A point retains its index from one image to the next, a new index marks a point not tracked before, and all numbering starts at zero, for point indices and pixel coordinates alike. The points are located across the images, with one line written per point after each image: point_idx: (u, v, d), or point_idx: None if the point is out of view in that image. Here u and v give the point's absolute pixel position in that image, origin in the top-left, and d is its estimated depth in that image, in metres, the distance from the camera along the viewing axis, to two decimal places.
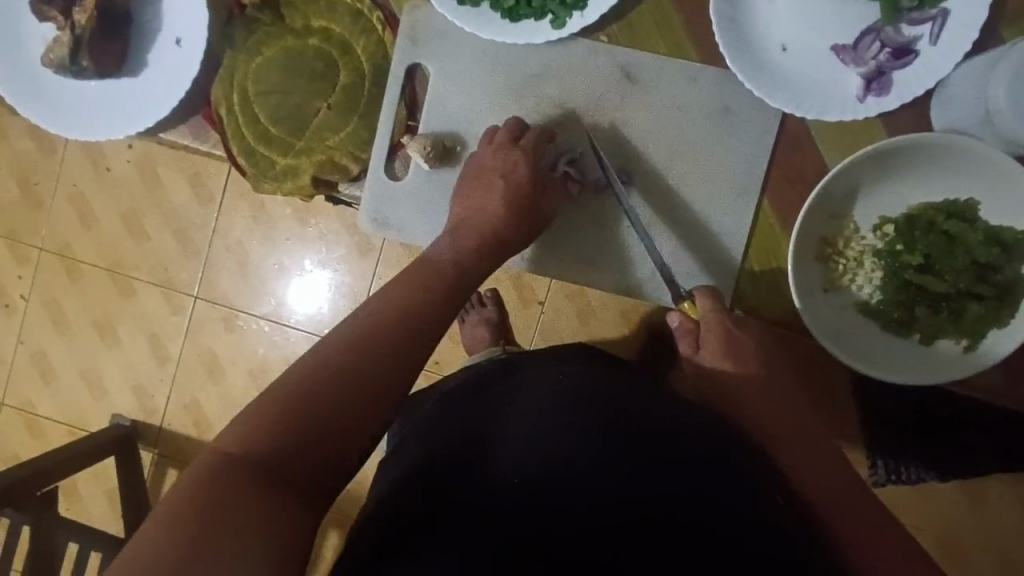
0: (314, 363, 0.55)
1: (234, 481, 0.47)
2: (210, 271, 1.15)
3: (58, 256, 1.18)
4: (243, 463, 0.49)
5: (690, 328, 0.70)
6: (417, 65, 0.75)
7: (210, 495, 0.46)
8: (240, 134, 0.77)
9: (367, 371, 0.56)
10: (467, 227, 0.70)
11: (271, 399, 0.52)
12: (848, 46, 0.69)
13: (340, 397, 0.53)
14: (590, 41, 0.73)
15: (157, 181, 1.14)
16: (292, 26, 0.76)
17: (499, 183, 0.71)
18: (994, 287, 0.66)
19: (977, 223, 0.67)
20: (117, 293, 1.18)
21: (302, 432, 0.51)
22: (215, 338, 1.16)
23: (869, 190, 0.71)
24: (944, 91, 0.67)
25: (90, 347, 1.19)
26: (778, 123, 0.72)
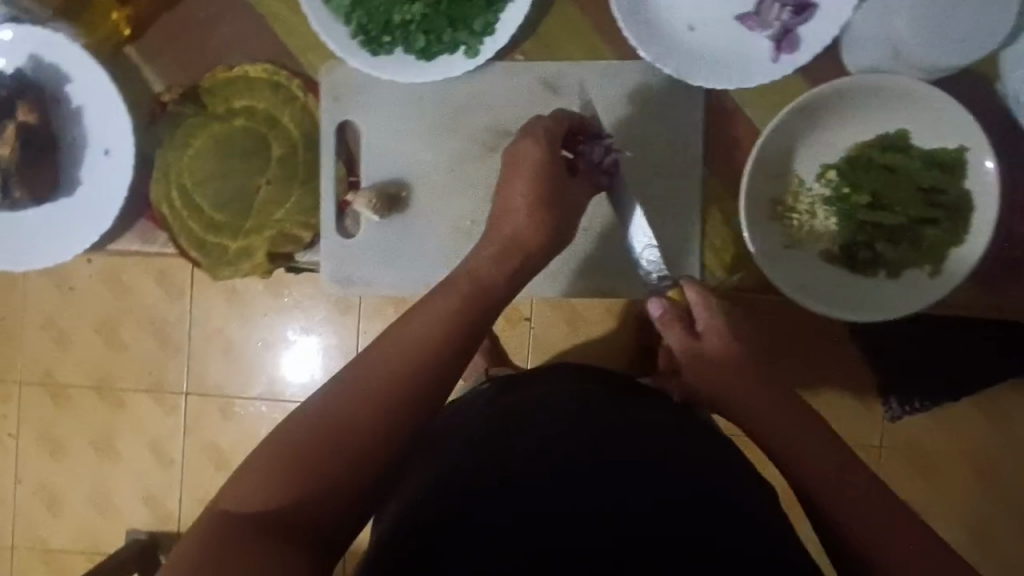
0: (346, 392, 0.51)
1: (237, 538, 0.44)
2: (198, 365, 1.14)
3: (40, 384, 1.16)
4: (245, 520, 0.45)
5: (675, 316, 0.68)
6: (345, 121, 0.76)
7: (240, 536, 0.44)
8: (187, 228, 0.76)
9: (412, 383, 0.52)
10: (494, 236, 0.62)
11: (315, 415, 0.50)
12: (752, 13, 0.71)
13: (379, 418, 0.50)
14: (507, 62, 0.75)
15: (124, 290, 1.13)
16: (214, 112, 0.75)
17: (515, 181, 0.62)
18: (942, 208, 0.68)
19: (912, 151, 0.69)
20: (108, 408, 1.16)
21: (335, 460, 0.48)
22: (216, 430, 1.15)
23: (816, 141, 0.72)
24: (849, 37, 0.70)
25: (92, 471, 1.17)
26: (704, 99, 0.74)
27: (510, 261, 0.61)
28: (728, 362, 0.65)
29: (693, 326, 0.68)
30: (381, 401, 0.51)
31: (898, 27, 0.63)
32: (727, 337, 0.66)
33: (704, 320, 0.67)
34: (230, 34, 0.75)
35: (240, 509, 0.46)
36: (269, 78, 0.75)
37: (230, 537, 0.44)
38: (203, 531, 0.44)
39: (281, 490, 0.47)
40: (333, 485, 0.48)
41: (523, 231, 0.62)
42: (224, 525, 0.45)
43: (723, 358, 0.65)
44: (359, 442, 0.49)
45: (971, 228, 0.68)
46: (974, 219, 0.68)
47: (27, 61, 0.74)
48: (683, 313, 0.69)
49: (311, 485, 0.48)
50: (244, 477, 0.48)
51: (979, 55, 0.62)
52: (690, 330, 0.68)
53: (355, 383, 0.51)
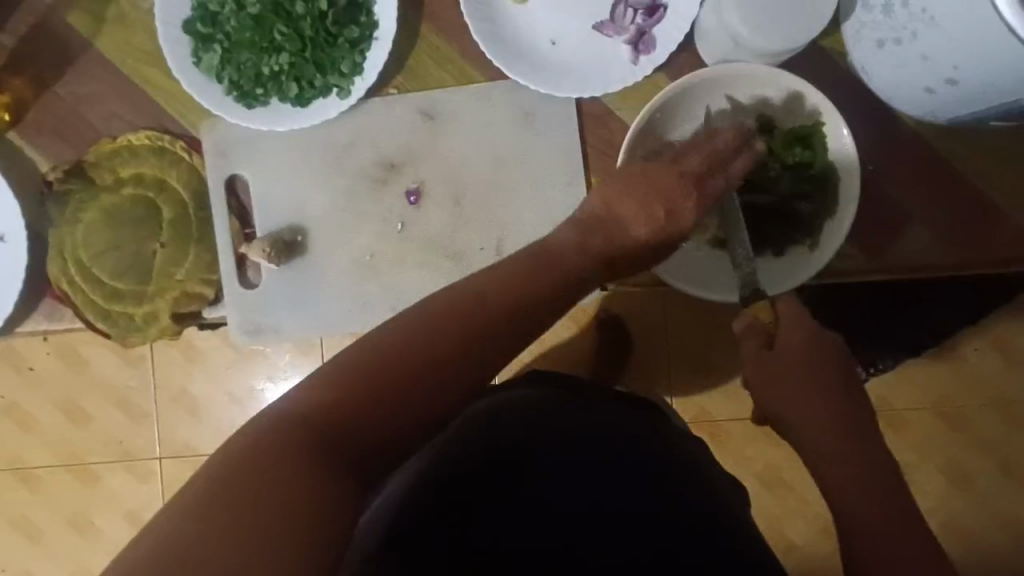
0: (418, 332, 0.48)
1: (273, 460, 0.38)
2: (117, 439, 1.04)
3: (9, 470, 1.04)
4: (284, 443, 0.39)
5: (759, 328, 0.59)
6: (234, 175, 0.77)
7: (275, 458, 0.38)
8: (89, 301, 0.76)
9: (447, 342, 0.48)
10: (595, 229, 0.62)
11: (359, 358, 0.45)
12: (607, 21, 0.74)
13: (430, 366, 0.47)
14: (383, 96, 0.77)
15: (81, 361, 1.02)
16: (103, 184, 0.77)
17: (640, 190, 0.63)
18: (811, 182, 0.70)
19: (775, 131, 0.71)
20: (81, 485, 1.05)
21: (384, 405, 0.44)
22: (150, 506, 1.05)
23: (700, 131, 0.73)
24: (701, 33, 0.72)
25: (18, 567, 1.06)
26: (577, 106, 0.76)
27: (585, 249, 0.60)
28: (807, 361, 0.58)
29: (770, 342, 0.59)
30: (392, 375, 0.45)
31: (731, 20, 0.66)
32: (805, 348, 0.58)
33: (784, 339, 0.58)
34: (111, 106, 0.77)
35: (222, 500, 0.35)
36: (151, 144, 0.77)
37: (257, 462, 0.38)
38: (226, 459, 0.37)
39: (274, 482, 0.37)
40: (376, 433, 0.44)
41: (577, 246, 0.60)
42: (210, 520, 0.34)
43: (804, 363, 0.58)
44: (354, 431, 0.43)
45: (841, 198, 0.70)
46: (843, 189, 0.70)
47: None
48: (767, 334, 0.59)
49: (361, 424, 0.43)
50: (311, 390, 0.43)
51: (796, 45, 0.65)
52: (765, 345, 0.59)
53: (427, 323, 0.48)
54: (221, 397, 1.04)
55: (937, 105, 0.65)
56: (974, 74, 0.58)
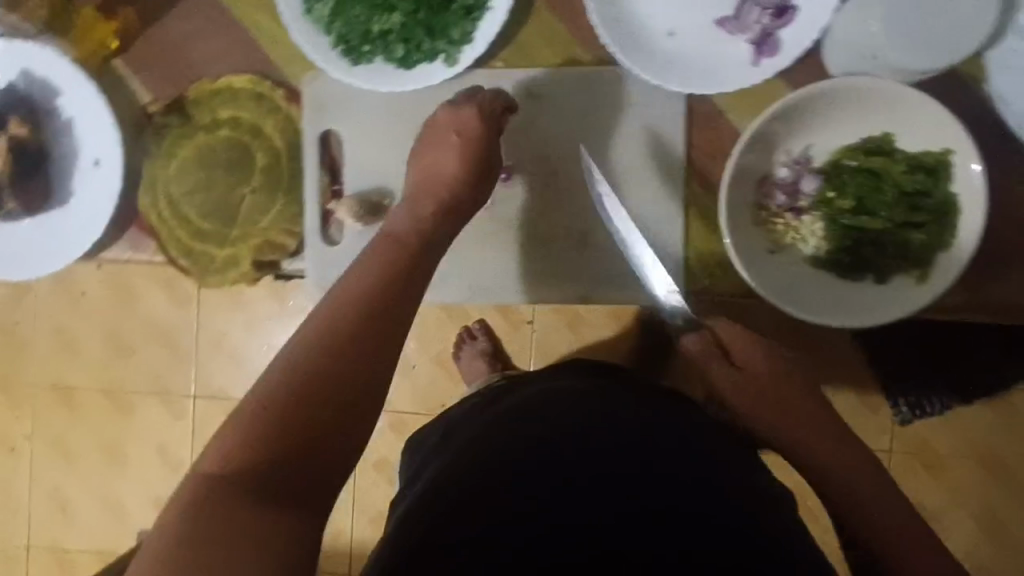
0: (336, 322, 0.50)
1: (226, 497, 0.41)
2: (160, 374, 1.06)
3: (52, 389, 1.07)
4: (230, 479, 0.42)
5: (710, 347, 0.64)
6: (328, 131, 0.77)
7: (225, 491, 0.41)
8: (175, 237, 0.77)
9: (367, 328, 0.50)
10: (425, 195, 0.64)
11: (286, 365, 0.47)
12: (730, 18, 0.71)
13: (363, 342, 0.49)
14: (488, 69, 0.75)
15: (132, 295, 1.03)
16: (201, 123, 0.77)
17: (450, 140, 0.66)
18: (928, 212, 0.67)
19: (896, 154, 0.68)
20: (117, 413, 1.07)
21: (314, 395, 0.46)
22: (180, 444, 1.06)
23: (779, 136, 0.71)
24: (831, 41, 0.68)
25: (54, 480, 1.09)
26: (685, 103, 0.73)
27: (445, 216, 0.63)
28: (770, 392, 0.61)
29: (727, 353, 0.64)
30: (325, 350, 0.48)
31: (870, 23, 0.64)
32: (787, 387, 0.61)
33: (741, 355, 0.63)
34: (216, 46, 0.77)
35: (205, 500, 0.40)
36: (253, 89, 0.77)
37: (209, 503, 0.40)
38: (180, 505, 0.40)
39: (221, 520, 0.39)
40: (310, 414, 0.45)
41: (453, 189, 0.65)
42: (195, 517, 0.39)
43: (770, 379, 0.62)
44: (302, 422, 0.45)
45: (958, 233, 0.66)
46: (961, 224, 0.66)
47: (20, 76, 0.76)
48: (719, 345, 0.64)
49: (296, 425, 0.45)
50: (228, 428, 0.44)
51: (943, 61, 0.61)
52: (729, 363, 0.63)
53: (336, 316, 0.50)
54: (263, 349, 1.05)
55: None
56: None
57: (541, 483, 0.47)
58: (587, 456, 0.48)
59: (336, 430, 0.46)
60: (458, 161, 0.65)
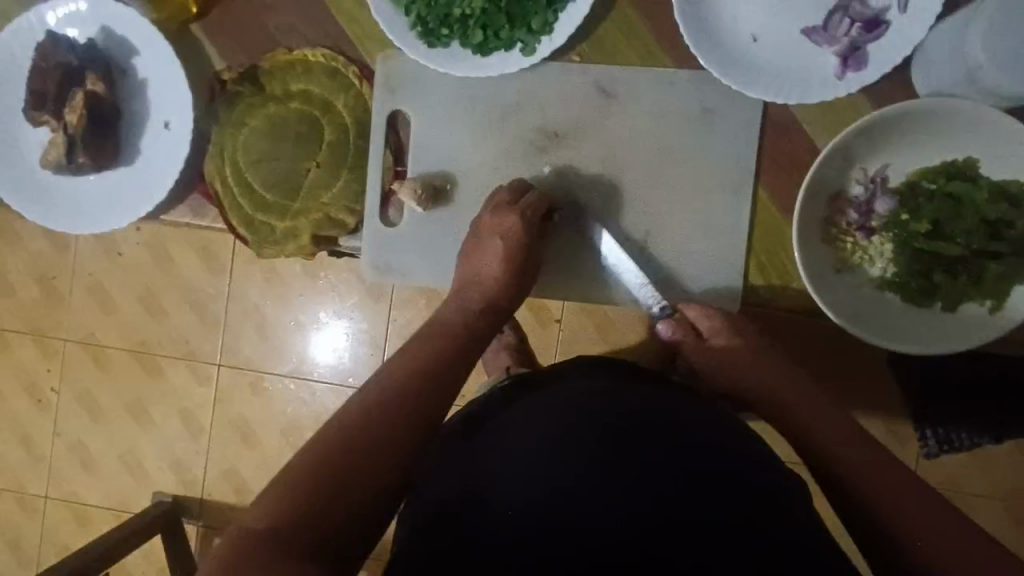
0: (378, 400, 0.56)
1: (261, 554, 0.44)
2: (189, 339, 1.07)
3: (83, 344, 1.09)
4: (268, 536, 0.46)
5: (685, 332, 0.70)
6: (397, 111, 0.77)
7: (262, 549, 0.45)
8: (237, 205, 0.77)
9: (399, 404, 0.57)
10: (468, 288, 0.70)
11: (328, 433, 0.53)
12: (818, 27, 0.69)
13: (394, 414, 0.56)
14: (563, 62, 0.75)
15: (169, 259, 1.05)
16: (272, 94, 0.77)
17: (494, 245, 0.69)
18: (1008, 242, 0.65)
19: (980, 180, 0.66)
20: (145, 373, 1.08)
21: (348, 459, 0.51)
22: (203, 409, 1.07)
23: (856, 153, 0.69)
24: (919, 59, 0.67)
25: (76, 433, 1.11)
26: (761, 112, 0.72)
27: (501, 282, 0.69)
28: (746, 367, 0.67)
29: (698, 334, 0.70)
30: (353, 423, 0.54)
31: (979, 51, 0.60)
32: (783, 386, 0.66)
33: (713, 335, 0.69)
34: (293, 17, 0.77)
35: (239, 555, 0.44)
36: (326, 64, 0.77)
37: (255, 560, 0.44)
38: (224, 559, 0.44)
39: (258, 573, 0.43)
40: (349, 473, 0.51)
41: (495, 291, 0.70)
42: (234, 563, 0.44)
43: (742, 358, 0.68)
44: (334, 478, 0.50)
45: None
46: None
47: (99, 33, 0.77)
48: (693, 327, 0.71)
49: (327, 484, 0.50)
50: (267, 494, 0.49)
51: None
52: (699, 338, 0.70)
53: (376, 394, 0.57)
54: (292, 324, 1.05)
55: None
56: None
57: (526, 492, 0.50)
58: (569, 474, 0.50)
59: (365, 488, 0.51)
60: (501, 266, 0.69)
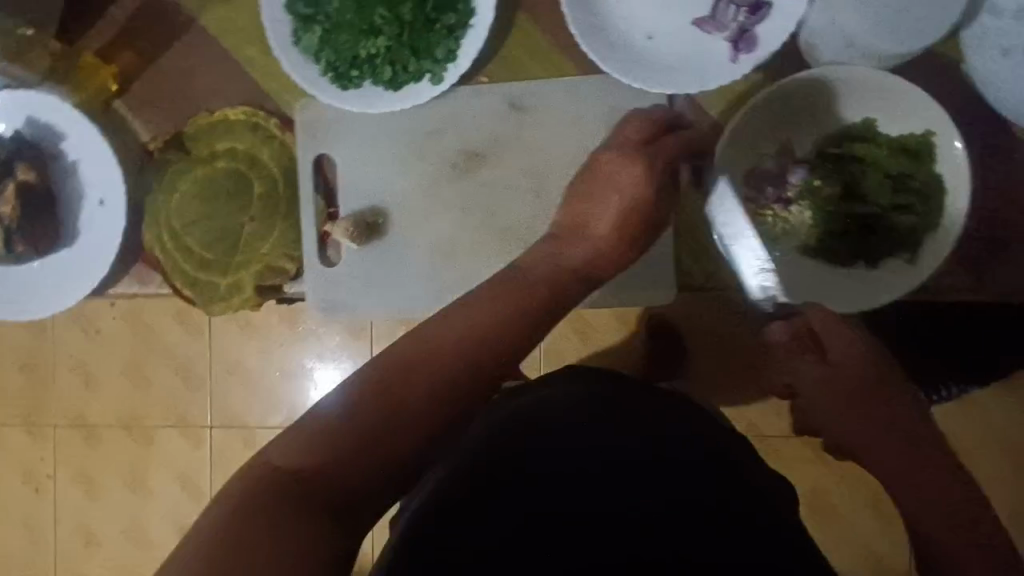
0: (414, 366, 0.55)
1: (259, 505, 0.45)
2: (176, 404, 1.07)
3: (73, 426, 1.09)
4: (281, 487, 0.47)
5: (802, 332, 0.68)
6: (322, 155, 0.79)
7: (262, 492, 0.46)
8: (180, 268, 0.79)
9: (446, 372, 0.56)
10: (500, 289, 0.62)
11: (366, 385, 0.54)
12: (707, 18, 0.72)
13: (433, 382, 0.55)
14: (473, 85, 0.77)
15: (147, 327, 1.05)
16: (199, 156, 0.79)
17: (609, 198, 0.67)
18: (915, 194, 0.67)
19: (879, 139, 0.69)
20: (138, 445, 1.08)
21: (372, 422, 0.52)
22: (200, 472, 1.07)
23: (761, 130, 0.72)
24: (808, 31, 0.69)
25: (77, 514, 1.10)
26: (667, 105, 0.75)
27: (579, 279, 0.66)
28: (859, 382, 0.65)
29: (823, 353, 0.67)
30: (323, 438, 0.50)
31: (837, 12, 0.68)
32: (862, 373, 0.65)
33: (835, 348, 0.66)
34: (212, 81, 0.80)
35: (249, 494, 0.46)
36: (247, 120, 0.79)
37: (261, 500, 0.46)
38: (231, 502, 0.45)
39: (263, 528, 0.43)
40: (363, 445, 0.51)
41: (555, 276, 0.65)
42: (225, 527, 0.43)
43: (857, 374, 0.65)
44: (326, 463, 0.49)
45: (945, 214, 0.67)
46: (948, 205, 0.67)
47: (25, 124, 0.79)
48: (810, 332, 0.68)
49: (345, 451, 0.50)
50: (283, 439, 0.50)
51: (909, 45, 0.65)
52: (811, 353, 0.67)
53: (410, 355, 0.56)
54: (276, 376, 1.05)
55: None
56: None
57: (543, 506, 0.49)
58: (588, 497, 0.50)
59: (392, 449, 0.52)
60: (613, 226, 0.67)
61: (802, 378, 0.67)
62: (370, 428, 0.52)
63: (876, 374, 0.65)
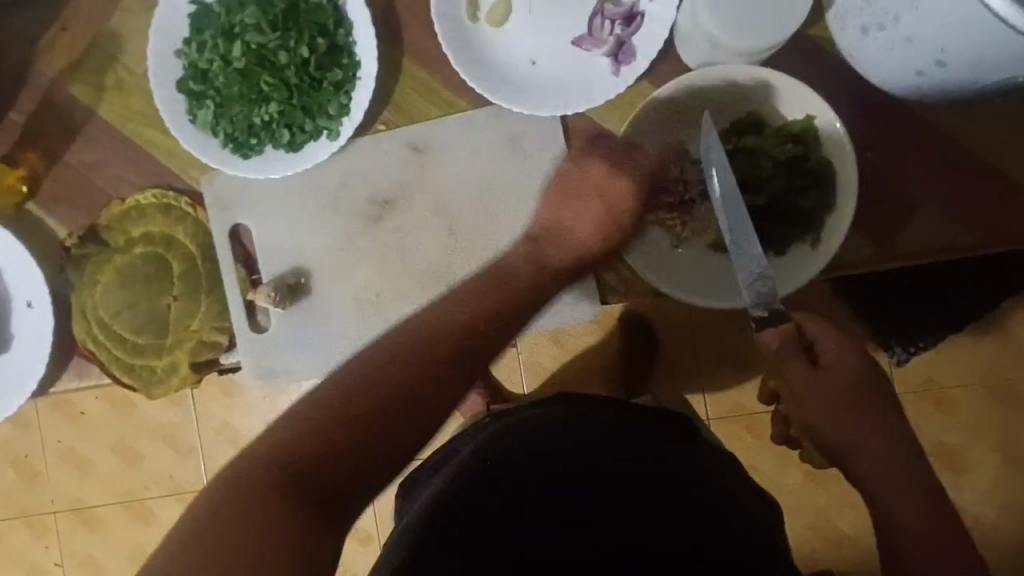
0: (402, 353, 0.55)
1: (257, 488, 0.46)
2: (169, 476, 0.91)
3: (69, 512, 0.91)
4: (267, 471, 0.47)
5: (795, 333, 0.55)
6: (236, 225, 0.80)
7: (249, 481, 0.46)
8: (115, 357, 0.80)
9: (450, 361, 0.55)
10: (496, 280, 0.62)
11: (339, 391, 0.52)
12: (585, 35, 0.74)
13: (427, 368, 0.54)
14: (371, 134, 0.78)
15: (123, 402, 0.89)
16: (116, 244, 0.80)
17: (592, 204, 0.65)
18: (809, 176, 0.69)
19: (766, 129, 0.70)
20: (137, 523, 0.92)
21: (371, 413, 0.51)
22: None
23: (656, 135, 0.72)
24: (682, 35, 0.71)
25: None
26: (561, 125, 0.76)
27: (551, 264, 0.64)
28: (852, 392, 0.56)
29: (814, 355, 0.56)
30: (385, 393, 0.52)
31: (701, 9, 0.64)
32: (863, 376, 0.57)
33: (826, 352, 0.56)
34: (119, 169, 0.81)
35: (236, 483, 0.46)
36: (158, 201, 0.80)
37: (253, 482, 0.46)
38: (222, 489, 0.46)
39: (251, 522, 0.43)
40: (359, 443, 0.50)
41: (528, 277, 0.63)
42: (218, 510, 0.44)
43: (848, 385, 0.56)
44: (314, 457, 0.48)
45: (839, 193, 0.68)
46: (841, 183, 0.68)
47: None
48: (803, 338, 0.56)
49: (337, 446, 0.49)
50: (294, 415, 0.51)
51: (769, 45, 0.64)
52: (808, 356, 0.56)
53: (404, 351, 0.55)
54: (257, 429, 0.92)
55: (921, 84, 0.64)
56: (961, 52, 0.56)
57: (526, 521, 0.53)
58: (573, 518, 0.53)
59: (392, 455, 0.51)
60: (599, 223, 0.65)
61: (800, 379, 0.56)
62: (423, 387, 0.53)
63: (868, 387, 0.57)
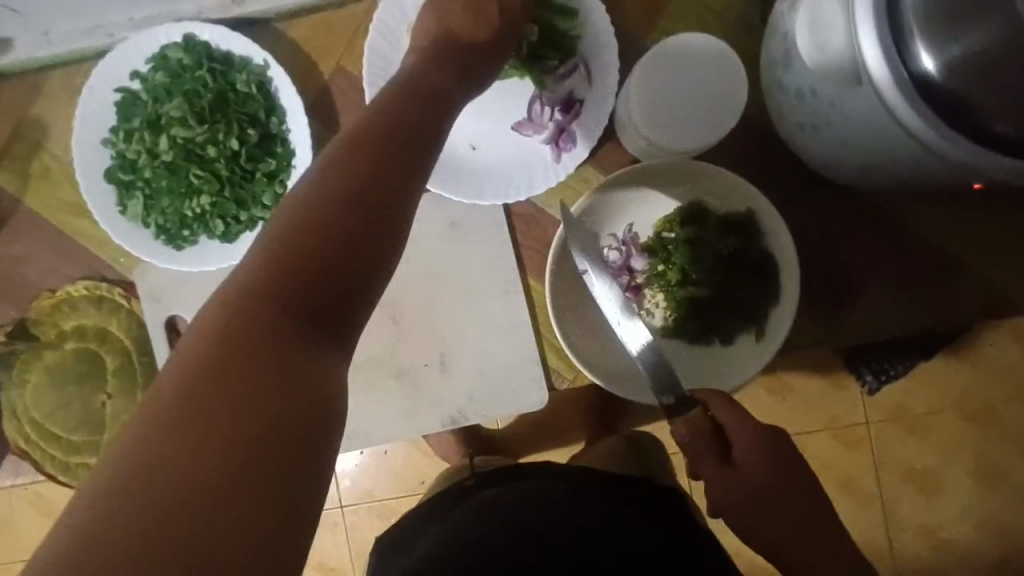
0: (307, 220, 0.39)
1: (130, 487, 0.31)
2: None
3: None
4: (148, 461, 0.31)
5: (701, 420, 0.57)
6: (172, 317, 0.77)
7: (118, 482, 0.31)
8: (49, 456, 0.77)
9: (349, 206, 0.39)
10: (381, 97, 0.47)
11: (254, 284, 0.37)
12: (525, 119, 0.72)
13: (341, 230, 0.39)
14: None
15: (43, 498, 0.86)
16: (46, 340, 0.77)
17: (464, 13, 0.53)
18: (751, 267, 0.68)
19: (710, 219, 0.69)
20: None
21: (289, 299, 0.37)
22: None
23: (602, 221, 0.71)
24: (620, 123, 0.69)
25: None
26: (504, 210, 0.74)
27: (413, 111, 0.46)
28: (767, 492, 0.57)
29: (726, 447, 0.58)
30: (329, 259, 0.38)
31: (632, 98, 0.65)
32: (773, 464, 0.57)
33: (737, 448, 0.57)
34: (45, 260, 0.77)
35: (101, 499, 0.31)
36: (88, 295, 0.77)
37: (156, 449, 0.32)
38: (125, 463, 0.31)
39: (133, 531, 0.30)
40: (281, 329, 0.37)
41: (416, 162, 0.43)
42: (176, 451, 0.32)
43: (762, 485, 0.57)
44: (223, 413, 0.33)
45: (784, 284, 0.67)
46: (785, 275, 0.67)
47: None
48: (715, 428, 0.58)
49: (256, 347, 0.35)
50: (191, 339, 0.36)
51: (699, 145, 0.65)
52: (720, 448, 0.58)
53: (318, 206, 0.39)
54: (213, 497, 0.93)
55: (852, 172, 0.63)
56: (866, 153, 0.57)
57: None
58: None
59: (300, 297, 0.38)
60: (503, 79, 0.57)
61: (711, 472, 0.57)
62: (358, 243, 0.39)
63: (785, 486, 0.57)
